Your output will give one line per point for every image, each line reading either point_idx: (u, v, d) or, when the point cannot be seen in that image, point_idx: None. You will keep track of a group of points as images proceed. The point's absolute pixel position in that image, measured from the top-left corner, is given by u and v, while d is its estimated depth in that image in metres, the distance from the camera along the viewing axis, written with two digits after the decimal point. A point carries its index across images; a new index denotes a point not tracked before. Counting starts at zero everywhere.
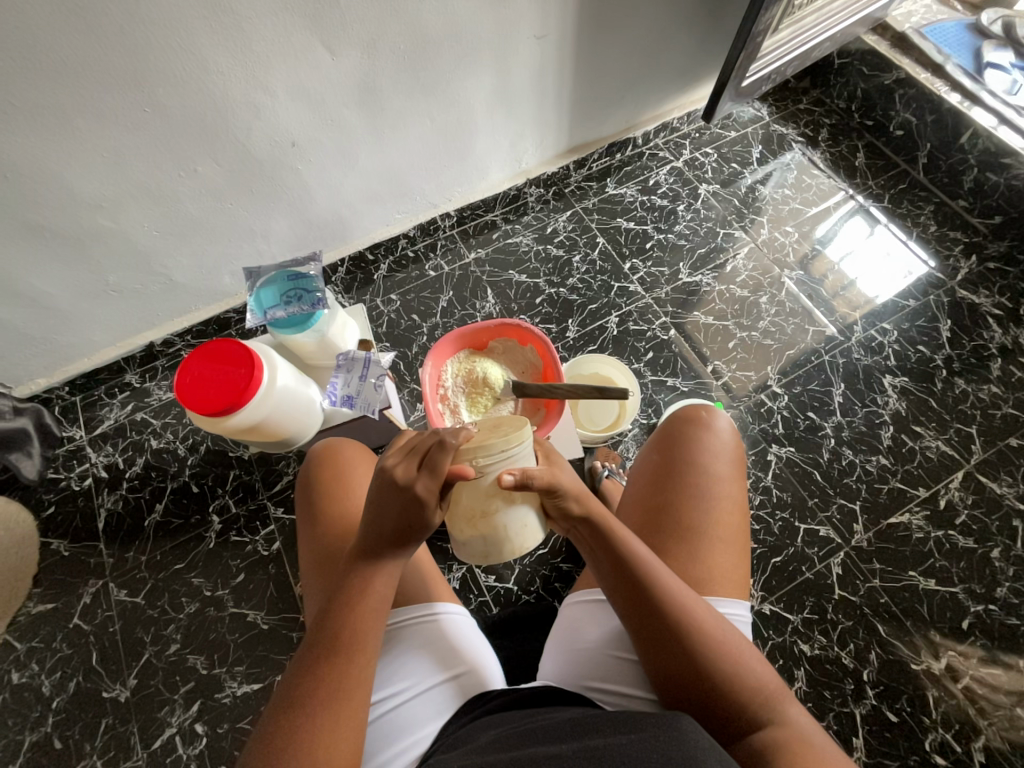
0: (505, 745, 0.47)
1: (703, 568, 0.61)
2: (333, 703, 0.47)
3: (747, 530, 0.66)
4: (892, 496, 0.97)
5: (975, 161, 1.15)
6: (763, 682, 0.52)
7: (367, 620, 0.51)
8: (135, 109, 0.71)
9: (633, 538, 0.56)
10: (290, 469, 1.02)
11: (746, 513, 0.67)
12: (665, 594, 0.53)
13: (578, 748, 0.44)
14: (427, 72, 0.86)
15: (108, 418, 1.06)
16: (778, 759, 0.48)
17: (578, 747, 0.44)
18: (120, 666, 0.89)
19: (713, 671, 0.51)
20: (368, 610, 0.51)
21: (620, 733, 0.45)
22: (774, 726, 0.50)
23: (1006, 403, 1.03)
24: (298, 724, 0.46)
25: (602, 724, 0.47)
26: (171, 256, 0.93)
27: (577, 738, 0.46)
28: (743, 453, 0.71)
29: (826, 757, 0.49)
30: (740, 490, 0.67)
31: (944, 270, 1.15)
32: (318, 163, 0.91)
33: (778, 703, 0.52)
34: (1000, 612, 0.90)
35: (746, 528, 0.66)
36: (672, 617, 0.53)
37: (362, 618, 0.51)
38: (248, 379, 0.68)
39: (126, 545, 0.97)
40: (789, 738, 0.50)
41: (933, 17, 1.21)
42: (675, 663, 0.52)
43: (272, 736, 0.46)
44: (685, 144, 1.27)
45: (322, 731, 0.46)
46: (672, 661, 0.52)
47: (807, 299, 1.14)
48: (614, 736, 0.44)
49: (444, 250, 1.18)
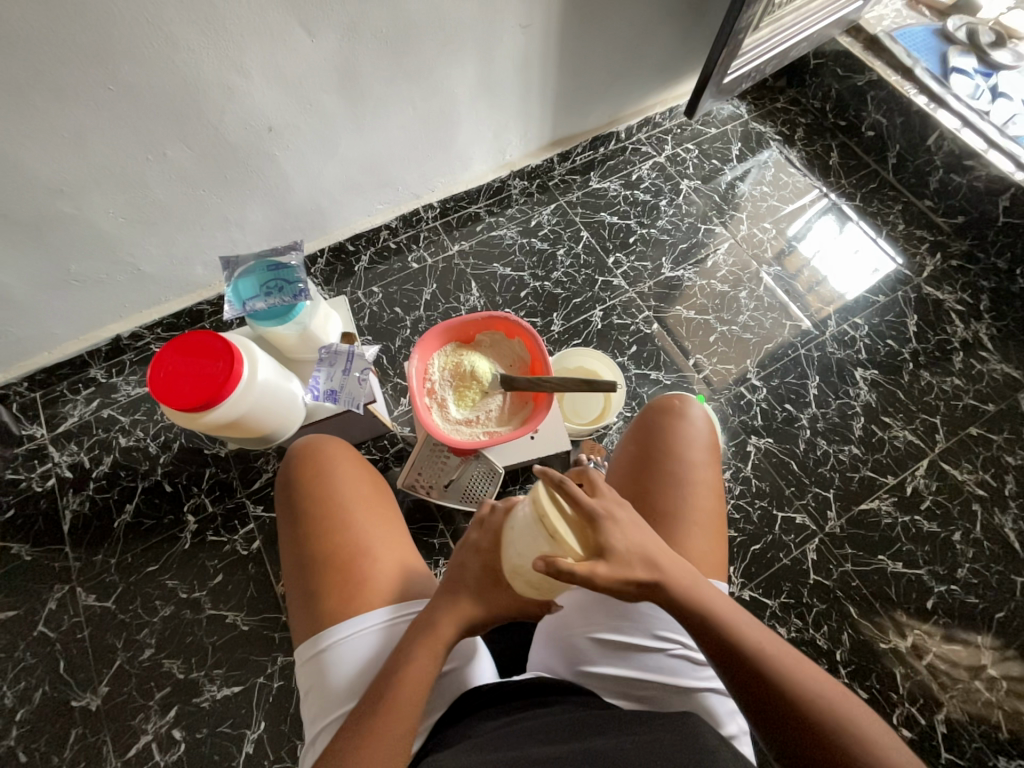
0: (508, 742, 0.50)
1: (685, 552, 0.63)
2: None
3: (722, 514, 0.68)
4: (863, 484, 1.02)
5: (941, 163, 1.20)
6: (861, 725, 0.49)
7: (393, 708, 0.50)
8: (99, 87, 0.67)
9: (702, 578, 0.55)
10: (269, 466, 0.99)
11: (722, 499, 0.69)
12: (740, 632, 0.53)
13: (584, 750, 0.47)
14: (410, 59, 0.84)
15: (72, 416, 1.01)
16: None
17: (583, 749, 0.47)
18: (91, 674, 0.85)
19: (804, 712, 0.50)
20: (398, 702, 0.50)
21: (623, 736, 0.49)
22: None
23: (967, 393, 1.09)
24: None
25: (604, 726, 0.51)
26: (138, 243, 0.88)
27: (580, 739, 0.49)
28: (718, 441, 0.73)
29: None
30: (714, 475, 0.69)
31: (911, 267, 1.20)
32: (295, 148, 0.88)
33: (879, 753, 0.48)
34: (961, 592, 0.95)
35: (721, 511, 0.68)
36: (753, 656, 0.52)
37: (390, 703, 0.50)
38: (227, 373, 0.66)
39: (94, 548, 0.93)
40: None
41: (903, 20, 1.24)
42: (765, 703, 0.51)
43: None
44: (667, 140, 1.28)
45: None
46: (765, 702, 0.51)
47: (784, 294, 1.17)
48: (619, 739, 0.48)
49: (427, 242, 1.16)
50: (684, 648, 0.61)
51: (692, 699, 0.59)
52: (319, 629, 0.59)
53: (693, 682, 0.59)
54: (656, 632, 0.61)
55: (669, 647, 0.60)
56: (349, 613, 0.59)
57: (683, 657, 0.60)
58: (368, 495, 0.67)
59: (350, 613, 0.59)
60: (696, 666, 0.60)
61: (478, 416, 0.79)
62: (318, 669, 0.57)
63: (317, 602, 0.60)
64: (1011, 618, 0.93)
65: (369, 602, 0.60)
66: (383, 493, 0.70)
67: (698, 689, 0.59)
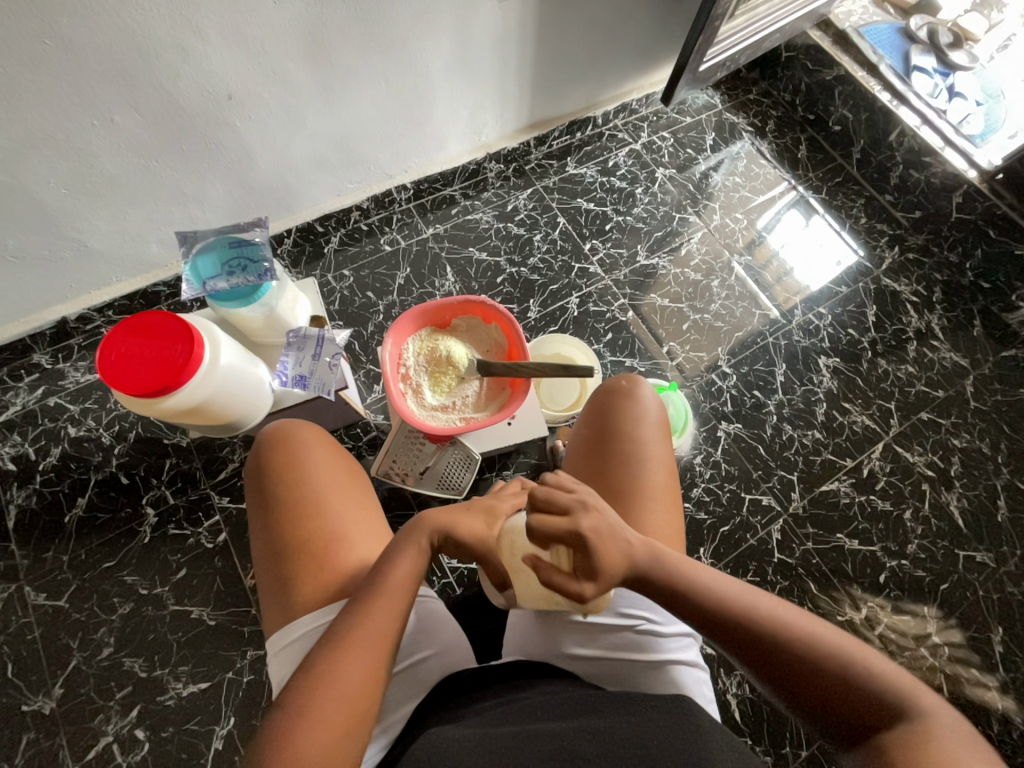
0: (503, 719, 0.51)
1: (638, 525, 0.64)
2: (352, 701, 0.47)
3: (678, 489, 0.70)
4: (825, 467, 1.06)
5: (901, 159, 1.24)
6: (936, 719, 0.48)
7: (378, 620, 0.52)
8: (32, 41, 0.61)
9: (746, 589, 0.55)
10: (235, 456, 0.94)
11: (675, 474, 0.70)
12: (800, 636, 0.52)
13: (580, 728, 0.49)
14: (383, 30, 0.80)
15: (15, 405, 0.94)
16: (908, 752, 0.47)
17: (579, 727, 0.49)
18: (43, 676, 0.81)
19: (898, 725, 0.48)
20: (384, 605, 0.53)
21: (618, 713, 0.51)
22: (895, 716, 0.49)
23: (919, 380, 1.15)
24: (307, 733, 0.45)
25: (598, 705, 0.53)
26: (85, 218, 0.82)
27: (574, 716, 0.51)
28: (668, 419, 0.75)
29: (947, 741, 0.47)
30: (666, 456, 0.70)
31: (871, 259, 1.25)
32: (258, 119, 0.83)
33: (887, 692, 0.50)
34: (910, 566, 1.01)
35: (676, 490, 0.69)
36: (841, 683, 0.50)
37: (376, 609, 0.53)
38: (186, 356, 0.62)
39: (43, 544, 0.87)
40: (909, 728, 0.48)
41: (870, 18, 1.27)
42: (841, 713, 0.50)
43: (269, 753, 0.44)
44: (643, 127, 1.28)
45: (340, 731, 0.46)
46: (852, 713, 0.50)
47: (753, 284, 1.20)
48: (613, 716, 0.51)
49: (400, 225, 1.13)
50: (653, 624, 0.61)
51: (661, 673, 0.59)
52: (290, 619, 0.57)
53: (662, 656, 0.60)
54: (622, 609, 0.61)
55: (636, 624, 0.61)
56: (321, 602, 0.57)
57: (651, 634, 0.61)
58: (343, 482, 0.66)
59: (324, 600, 0.57)
60: (665, 641, 0.61)
61: (454, 402, 0.78)
62: (290, 658, 0.56)
63: (289, 591, 0.58)
64: (954, 588, 1.00)
65: (341, 590, 0.58)
66: (359, 481, 0.68)
67: (669, 662, 0.60)
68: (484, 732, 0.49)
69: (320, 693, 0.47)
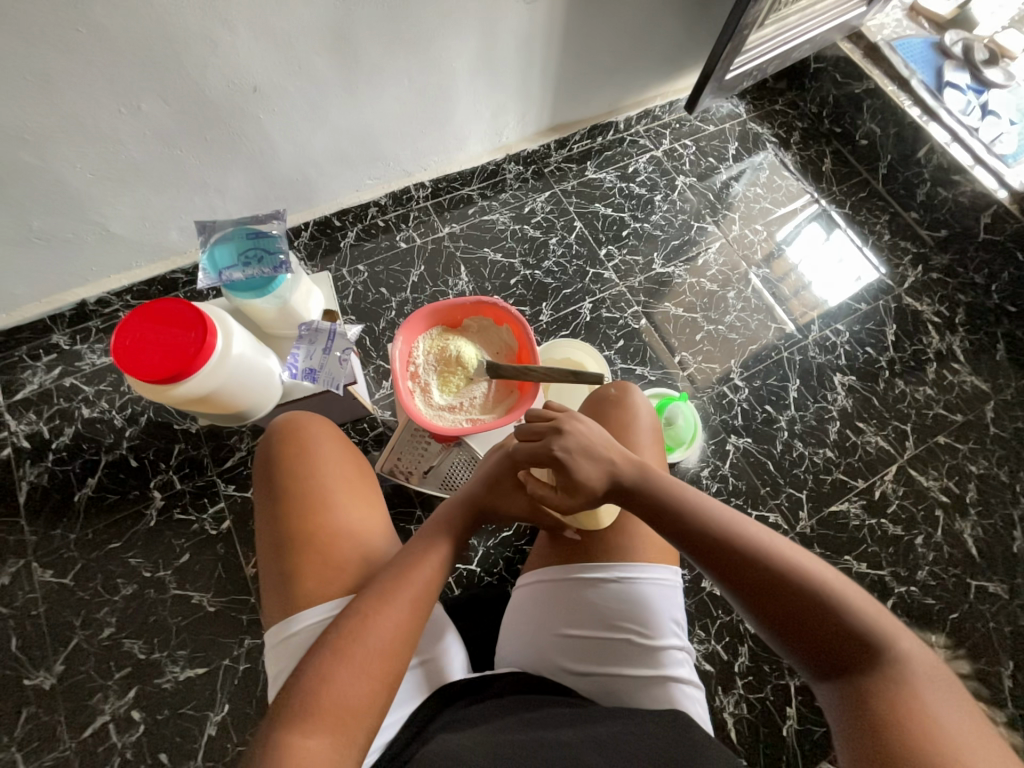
0: (503, 723, 0.51)
1: (634, 547, 0.63)
2: (419, 602, 0.54)
3: None
4: (835, 486, 1.04)
5: (929, 176, 1.21)
6: (914, 658, 0.49)
7: (387, 620, 0.52)
8: (66, 28, 0.62)
9: (738, 514, 0.57)
10: (243, 445, 0.95)
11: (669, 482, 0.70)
12: (808, 577, 0.52)
13: (579, 736, 0.49)
14: (409, 29, 0.80)
15: (32, 383, 0.96)
16: (893, 700, 0.47)
17: (582, 735, 0.50)
18: (46, 651, 0.82)
19: (889, 676, 0.48)
20: (435, 548, 0.59)
21: (618, 724, 0.51)
22: (887, 668, 0.49)
23: (937, 403, 1.12)
24: (383, 617, 0.52)
25: (595, 715, 0.53)
26: (109, 204, 0.83)
27: (574, 726, 0.51)
28: (661, 429, 0.74)
29: (941, 703, 0.46)
30: (656, 466, 0.70)
31: (893, 277, 1.22)
32: (282, 112, 0.83)
33: (890, 649, 0.49)
34: (919, 593, 0.98)
35: None
36: (843, 625, 0.50)
37: (385, 609, 0.52)
38: (199, 345, 0.62)
39: (52, 522, 0.88)
40: (903, 680, 0.48)
41: (903, 31, 1.25)
42: (828, 645, 0.50)
43: (328, 651, 0.49)
44: (665, 134, 1.27)
45: (404, 625, 0.52)
46: (845, 658, 0.50)
47: (770, 297, 1.18)
48: (612, 726, 0.51)
49: (417, 222, 1.13)
50: (650, 641, 0.60)
51: (653, 686, 0.58)
52: (291, 613, 0.57)
53: (654, 669, 0.59)
54: (612, 622, 0.60)
55: (627, 637, 0.60)
56: (324, 597, 0.57)
57: (643, 647, 0.60)
58: (350, 476, 0.66)
59: (323, 597, 0.57)
60: (657, 654, 0.60)
61: (462, 402, 0.77)
62: (289, 651, 0.56)
63: (290, 585, 0.58)
64: (964, 619, 0.97)
65: (344, 586, 0.58)
66: (365, 475, 0.68)
67: (671, 680, 0.59)
68: (490, 735, 0.49)
69: (324, 688, 0.47)
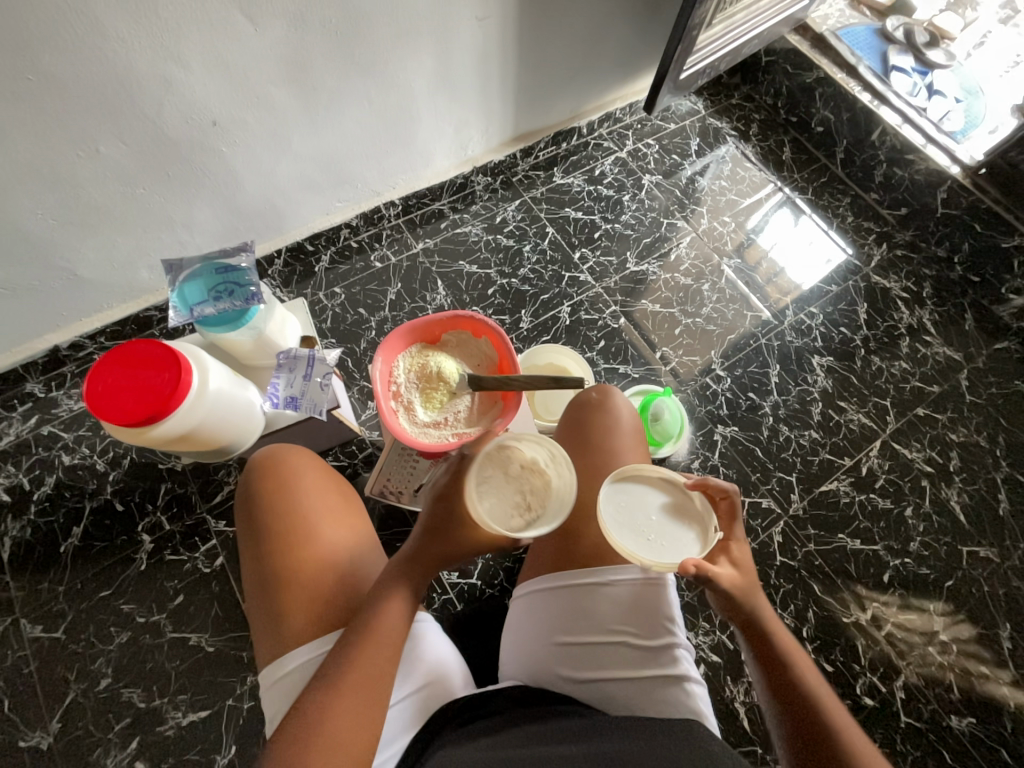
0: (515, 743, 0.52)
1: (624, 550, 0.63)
2: (375, 685, 0.51)
3: None
4: (823, 467, 1.06)
5: (884, 157, 1.25)
6: None
7: (347, 705, 0.49)
8: (16, 78, 0.62)
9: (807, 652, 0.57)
10: (231, 478, 0.94)
11: None
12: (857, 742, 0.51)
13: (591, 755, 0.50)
14: (363, 53, 0.81)
15: (8, 435, 0.94)
16: None
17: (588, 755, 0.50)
18: (40, 711, 0.80)
19: None
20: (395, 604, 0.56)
21: (624, 741, 0.52)
22: None
23: (914, 376, 1.15)
24: (366, 662, 0.52)
25: (605, 730, 0.53)
26: (74, 248, 0.82)
27: (584, 742, 0.52)
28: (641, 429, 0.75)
29: None
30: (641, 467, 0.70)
31: (860, 257, 1.25)
32: (244, 143, 0.83)
33: None
34: (914, 564, 1.00)
35: None
36: None
37: (339, 695, 0.50)
38: (174, 384, 0.62)
39: (39, 576, 0.86)
40: None
41: (847, 20, 1.29)
42: None
43: (292, 732, 0.48)
44: (628, 135, 1.29)
45: (361, 709, 0.49)
46: None
47: (744, 286, 1.20)
48: (622, 743, 0.52)
49: (390, 240, 1.13)
50: (648, 645, 0.60)
51: (656, 691, 0.58)
52: (280, 654, 0.56)
53: (655, 672, 0.59)
54: (608, 626, 0.60)
55: (624, 640, 0.60)
56: (312, 636, 0.56)
57: (642, 649, 0.60)
58: (336, 510, 0.65)
59: (313, 635, 0.57)
60: (656, 655, 0.60)
61: (446, 418, 0.77)
62: (283, 692, 0.55)
63: (276, 627, 0.58)
64: (959, 585, 0.99)
65: (333, 622, 0.57)
66: (353, 507, 0.68)
67: (675, 680, 0.59)
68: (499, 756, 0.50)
69: None
